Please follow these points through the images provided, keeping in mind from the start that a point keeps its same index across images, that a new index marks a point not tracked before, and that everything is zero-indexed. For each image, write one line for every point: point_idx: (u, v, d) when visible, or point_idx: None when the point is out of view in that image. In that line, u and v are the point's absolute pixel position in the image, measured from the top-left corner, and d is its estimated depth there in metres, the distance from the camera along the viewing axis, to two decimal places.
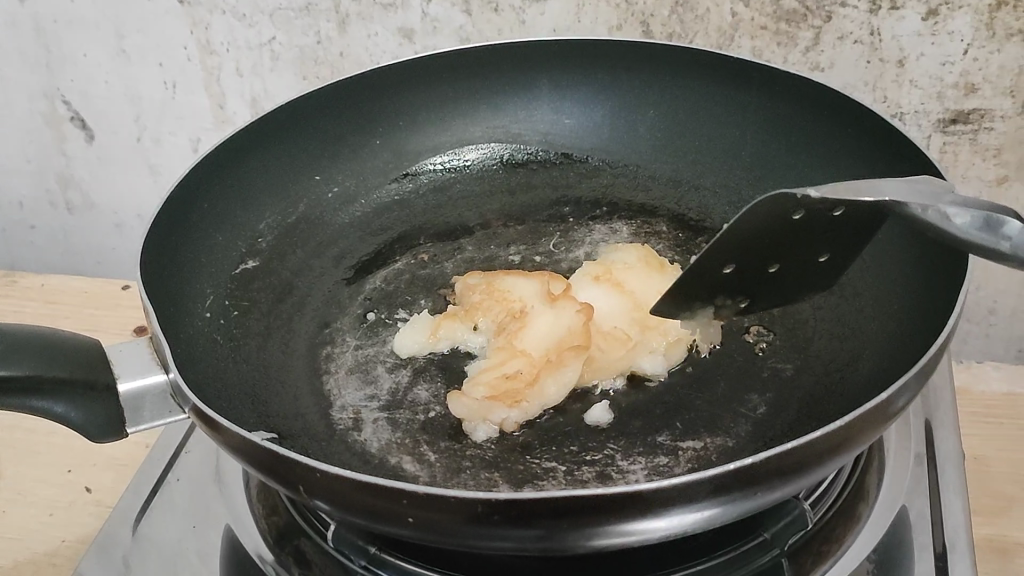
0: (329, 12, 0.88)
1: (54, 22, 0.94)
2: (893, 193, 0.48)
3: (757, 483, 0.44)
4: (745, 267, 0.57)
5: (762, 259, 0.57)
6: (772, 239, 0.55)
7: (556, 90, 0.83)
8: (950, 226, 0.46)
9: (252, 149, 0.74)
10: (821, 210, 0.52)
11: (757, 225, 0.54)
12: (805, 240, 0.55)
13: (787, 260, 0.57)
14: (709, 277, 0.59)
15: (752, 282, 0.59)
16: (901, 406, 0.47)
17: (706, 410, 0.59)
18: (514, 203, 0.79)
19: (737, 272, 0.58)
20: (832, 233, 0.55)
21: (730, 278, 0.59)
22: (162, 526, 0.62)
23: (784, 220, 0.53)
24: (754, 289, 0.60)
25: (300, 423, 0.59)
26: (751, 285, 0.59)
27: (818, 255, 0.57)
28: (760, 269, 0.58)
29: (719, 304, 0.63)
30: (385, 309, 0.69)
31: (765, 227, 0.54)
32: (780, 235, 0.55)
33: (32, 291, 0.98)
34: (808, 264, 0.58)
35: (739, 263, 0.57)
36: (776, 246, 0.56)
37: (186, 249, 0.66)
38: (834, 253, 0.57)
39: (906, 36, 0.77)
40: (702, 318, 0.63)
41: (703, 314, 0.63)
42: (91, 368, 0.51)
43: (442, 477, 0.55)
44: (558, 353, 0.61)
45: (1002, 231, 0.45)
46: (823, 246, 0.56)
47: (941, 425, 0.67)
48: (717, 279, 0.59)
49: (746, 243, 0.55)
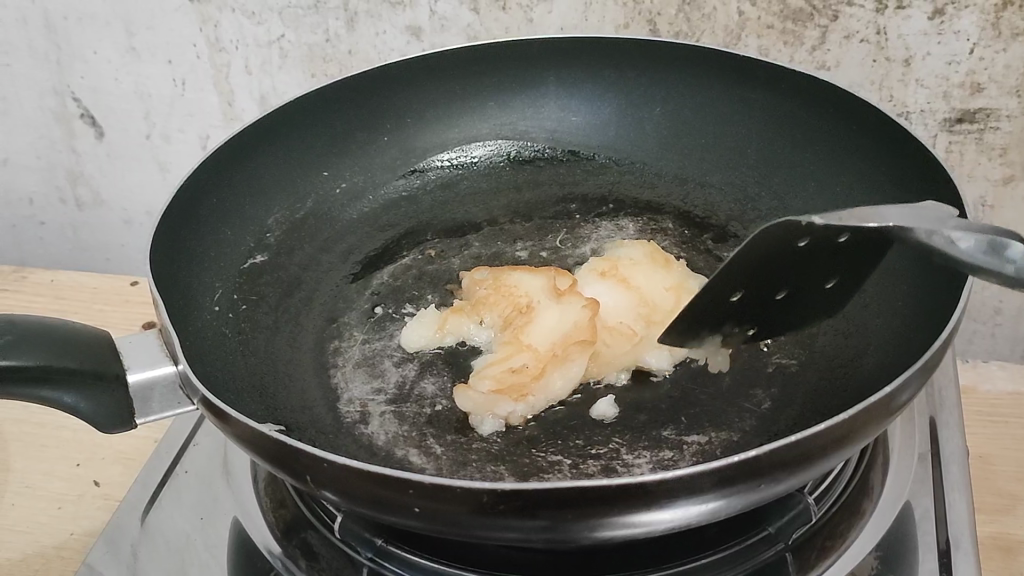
0: (338, 10, 0.89)
1: (65, 18, 0.95)
2: (897, 218, 0.47)
3: (762, 475, 0.44)
4: (753, 296, 0.55)
5: (769, 286, 0.54)
6: (780, 268, 0.53)
7: (563, 87, 0.83)
8: (954, 249, 0.45)
9: (260, 145, 0.74)
10: (828, 235, 0.51)
11: (763, 254, 0.52)
12: (813, 267, 0.53)
13: (796, 288, 0.55)
14: (716, 305, 0.57)
15: (760, 310, 0.57)
16: (904, 401, 0.48)
17: (711, 405, 0.59)
18: (520, 200, 0.79)
19: (743, 300, 0.56)
20: (840, 260, 0.53)
21: (739, 308, 0.57)
22: (171, 518, 0.63)
23: (789, 249, 0.52)
24: (763, 317, 0.58)
25: (307, 416, 0.60)
26: (762, 313, 0.57)
27: (827, 281, 0.55)
28: (767, 297, 0.55)
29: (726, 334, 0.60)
30: (392, 305, 0.69)
31: (770, 257, 0.52)
32: (788, 263, 0.53)
33: (41, 287, 0.99)
34: (818, 291, 0.56)
35: (746, 291, 0.55)
36: (784, 274, 0.53)
37: (195, 243, 0.66)
38: (845, 279, 0.55)
39: (912, 35, 0.78)
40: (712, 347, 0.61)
41: (710, 343, 0.61)
42: (102, 360, 0.52)
43: (449, 469, 0.56)
44: (564, 347, 0.62)
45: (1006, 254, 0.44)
46: (832, 273, 0.54)
47: (945, 423, 0.67)
48: (725, 306, 0.57)
49: (754, 273, 0.53)
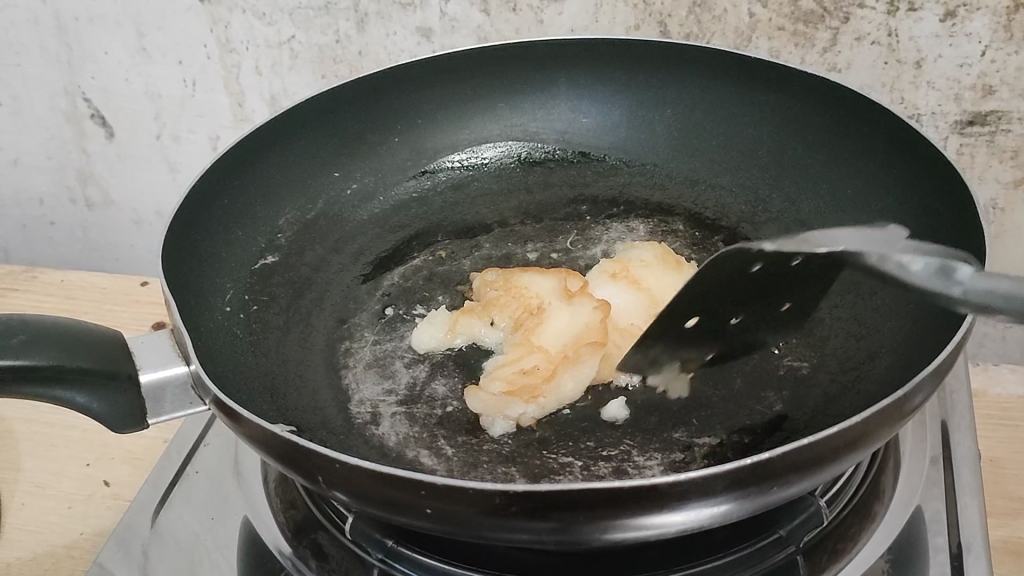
0: (349, 11, 0.89)
1: (76, 19, 0.95)
2: (849, 242, 0.54)
3: (774, 478, 0.44)
4: (713, 326, 0.57)
5: (727, 311, 0.56)
6: (738, 292, 0.55)
7: (574, 89, 0.83)
8: (904, 272, 0.51)
9: (271, 146, 0.74)
10: (777, 257, 0.54)
11: (720, 283, 0.55)
12: (769, 291, 0.56)
13: (754, 312, 0.58)
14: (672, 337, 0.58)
15: (716, 338, 0.59)
16: (915, 405, 0.48)
17: (722, 407, 0.59)
18: (531, 201, 0.79)
19: (703, 331, 0.58)
20: (792, 284, 0.57)
21: (696, 340, 0.58)
22: (182, 517, 0.63)
23: (743, 275, 0.55)
24: (715, 342, 0.59)
25: (318, 417, 0.60)
26: (718, 343, 0.59)
27: (782, 303, 0.59)
28: (722, 321, 0.57)
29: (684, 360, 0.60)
30: (403, 305, 0.69)
31: (730, 285, 0.55)
32: (745, 289, 0.55)
33: (51, 286, 0.99)
34: (771, 314, 0.59)
35: (705, 322, 0.57)
36: (745, 296, 0.56)
37: (206, 244, 0.66)
38: (792, 300, 0.59)
39: (923, 37, 0.77)
40: (669, 371, 0.60)
41: (669, 368, 0.60)
42: (113, 360, 0.52)
43: (460, 470, 0.56)
44: (575, 348, 0.62)
45: (949, 274, 0.49)
46: (786, 294, 0.58)
47: (957, 427, 0.67)
48: (683, 341, 0.58)
49: (713, 304, 0.56)
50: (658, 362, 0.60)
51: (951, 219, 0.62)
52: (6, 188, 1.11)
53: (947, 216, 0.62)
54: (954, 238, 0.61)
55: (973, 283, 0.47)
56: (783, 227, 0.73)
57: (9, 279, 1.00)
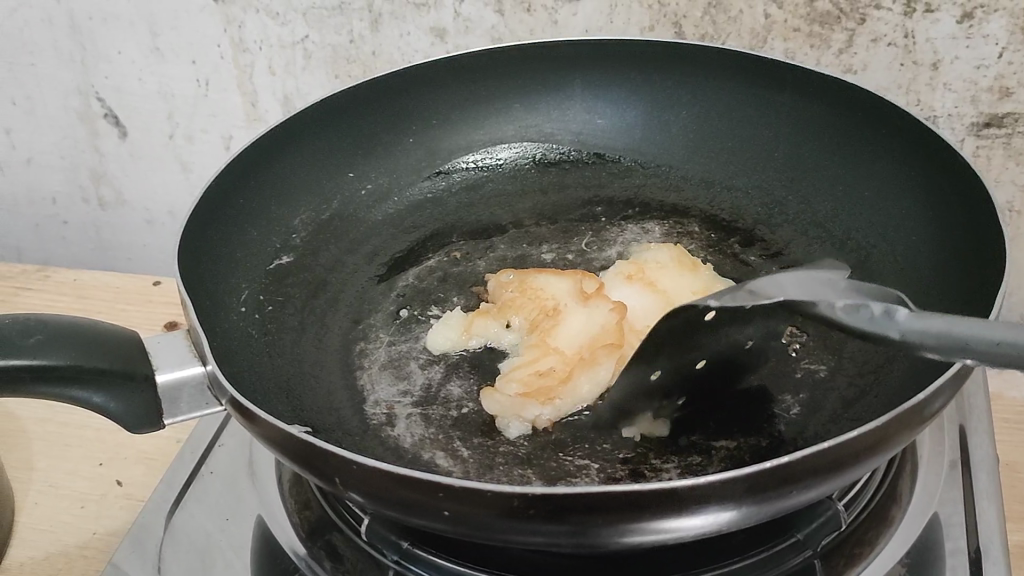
0: (363, 11, 0.89)
1: (89, 19, 0.95)
2: (793, 290, 0.50)
3: (793, 482, 0.44)
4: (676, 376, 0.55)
5: (686, 360, 0.54)
6: (692, 340, 0.52)
7: (589, 90, 0.83)
8: (846, 318, 0.49)
9: (287, 145, 0.74)
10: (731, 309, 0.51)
11: (672, 332, 0.52)
12: (727, 335, 0.53)
13: (717, 357, 0.55)
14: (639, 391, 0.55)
15: (680, 385, 0.56)
16: (936, 409, 0.47)
17: (740, 409, 0.59)
18: (546, 202, 0.79)
19: (667, 379, 0.55)
20: (748, 323, 0.54)
21: (665, 388, 0.55)
22: (196, 518, 0.63)
23: (695, 327, 0.51)
24: (686, 388, 0.56)
25: (334, 418, 0.60)
26: (688, 387, 0.56)
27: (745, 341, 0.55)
28: (686, 368, 0.54)
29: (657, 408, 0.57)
30: (418, 306, 0.69)
31: (687, 333, 0.52)
32: (704, 338, 0.52)
33: (64, 286, 0.99)
34: (738, 350, 0.56)
35: (668, 373, 0.54)
36: (702, 345, 0.53)
37: (222, 245, 0.66)
38: (758, 334, 0.56)
39: (940, 38, 0.77)
40: (642, 419, 0.57)
41: (641, 419, 0.57)
42: (131, 360, 0.52)
43: (476, 472, 0.56)
44: (591, 350, 0.62)
45: (891, 316, 0.47)
46: (748, 333, 0.55)
47: (975, 432, 0.66)
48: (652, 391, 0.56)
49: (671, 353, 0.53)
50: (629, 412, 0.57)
51: (971, 220, 0.61)
52: (19, 187, 1.11)
53: (966, 218, 0.62)
54: (973, 239, 0.60)
55: (913, 326, 0.46)
56: (799, 228, 0.72)
57: (22, 278, 1.00)
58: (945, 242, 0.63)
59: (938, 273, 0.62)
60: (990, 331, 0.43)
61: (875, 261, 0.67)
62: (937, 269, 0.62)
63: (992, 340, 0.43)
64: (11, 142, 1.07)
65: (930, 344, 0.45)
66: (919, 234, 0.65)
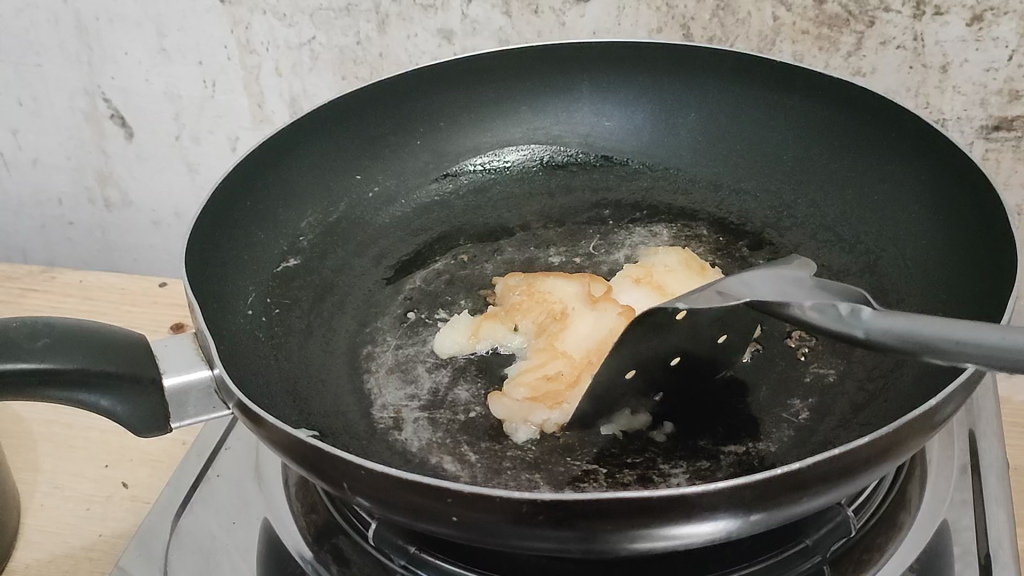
0: (370, 13, 0.89)
1: (96, 20, 0.95)
2: (762, 290, 0.51)
3: (803, 489, 0.44)
4: (650, 370, 0.56)
5: (661, 358, 0.55)
6: (669, 339, 0.54)
7: (597, 92, 0.83)
8: (813, 318, 0.49)
9: (294, 147, 0.74)
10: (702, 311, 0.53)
11: (644, 335, 0.53)
12: (699, 331, 0.55)
13: (689, 352, 0.56)
14: (613, 391, 0.57)
15: (655, 381, 0.57)
16: (946, 415, 0.47)
17: (748, 414, 0.58)
18: (554, 205, 0.79)
19: (641, 374, 0.56)
20: (718, 323, 0.56)
21: (640, 381, 0.57)
22: (202, 521, 0.62)
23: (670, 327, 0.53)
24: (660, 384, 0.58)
25: (341, 421, 0.60)
26: (662, 380, 0.58)
27: (717, 337, 0.57)
28: (661, 365, 0.56)
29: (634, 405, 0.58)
30: (425, 309, 0.69)
31: (657, 334, 0.53)
32: (676, 335, 0.54)
33: (70, 287, 0.99)
34: (711, 346, 0.57)
35: (641, 368, 0.56)
36: (679, 343, 0.55)
37: (229, 247, 0.66)
38: (731, 330, 0.58)
39: (949, 41, 0.77)
40: (621, 417, 0.58)
41: (620, 415, 0.58)
42: (138, 363, 0.52)
43: (484, 477, 0.55)
44: (599, 353, 0.61)
45: (856, 316, 0.48)
46: (719, 329, 0.56)
47: (985, 437, 0.66)
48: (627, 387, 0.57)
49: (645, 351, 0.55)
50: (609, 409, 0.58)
51: (981, 225, 0.61)
52: (25, 187, 1.11)
53: (977, 221, 0.62)
54: (984, 244, 0.60)
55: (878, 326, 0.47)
56: (808, 231, 0.72)
57: (28, 279, 1.00)
58: (955, 247, 0.63)
59: (948, 278, 0.62)
60: (948, 330, 0.44)
61: (885, 265, 0.67)
62: (946, 275, 0.62)
63: (949, 339, 0.44)
64: (17, 143, 1.07)
65: (894, 344, 0.46)
66: (929, 237, 0.65)
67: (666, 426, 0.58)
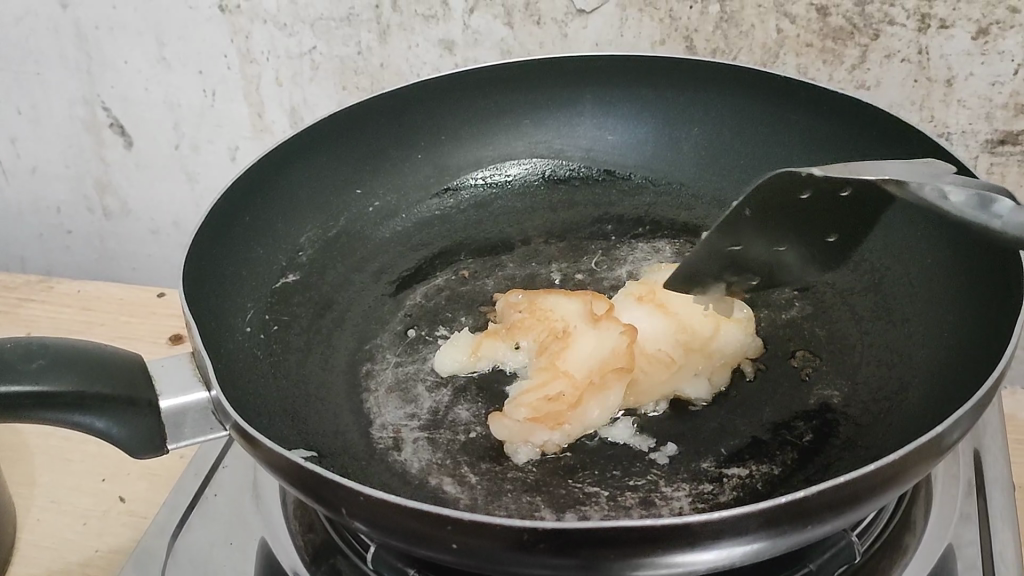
0: (371, 23, 0.88)
1: (96, 28, 0.95)
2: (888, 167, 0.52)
3: (808, 516, 0.43)
4: (752, 246, 0.60)
5: (774, 236, 0.59)
6: (787, 218, 0.57)
7: (601, 106, 0.82)
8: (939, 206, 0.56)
9: (292, 161, 0.73)
10: (828, 189, 0.56)
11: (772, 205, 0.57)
12: (814, 220, 0.58)
13: (797, 239, 0.59)
14: (719, 261, 0.61)
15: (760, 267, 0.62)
16: (954, 440, 0.46)
17: (751, 435, 0.58)
18: (556, 220, 0.78)
19: (742, 252, 0.60)
20: (839, 215, 0.58)
21: (736, 260, 0.61)
22: (199, 541, 0.62)
23: (792, 199, 0.56)
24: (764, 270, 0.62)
25: (340, 441, 0.59)
26: (761, 265, 0.61)
27: (827, 235, 0.60)
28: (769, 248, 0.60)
29: (729, 281, 0.62)
30: (426, 327, 0.68)
31: (778, 208, 0.57)
32: (789, 216, 0.57)
33: (68, 297, 0.98)
34: (817, 248, 0.60)
35: (746, 242, 0.59)
36: (796, 223, 0.58)
37: (227, 264, 0.65)
38: (841, 231, 0.60)
39: (954, 55, 0.76)
40: (713, 292, 0.64)
41: (714, 290, 0.63)
42: (135, 386, 0.51)
43: (483, 500, 0.55)
44: (601, 374, 0.60)
45: (992, 207, 0.48)
46: (833, 225, 0.59)
47: (990, 456, 0.65)
48: (726, 258, 0.61)
49: (755, 218, 0.58)
50: (703, 279, 0.63)
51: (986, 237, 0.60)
52: (24, 196, 1.10)
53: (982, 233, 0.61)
54: (990, 257, 0.59)
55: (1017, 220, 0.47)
56: None
57: (26, 289, 1.00)
58: (962, 265, 0.62)
59: (955, 295, 0.61)
60: None
61: (889, 283, 0.66)
62: (953, 292, 0.61)
63: None
64: (16, 151, 1.07)
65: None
66: (937, 252, 0.64)
67: (667, 447, 0.58)
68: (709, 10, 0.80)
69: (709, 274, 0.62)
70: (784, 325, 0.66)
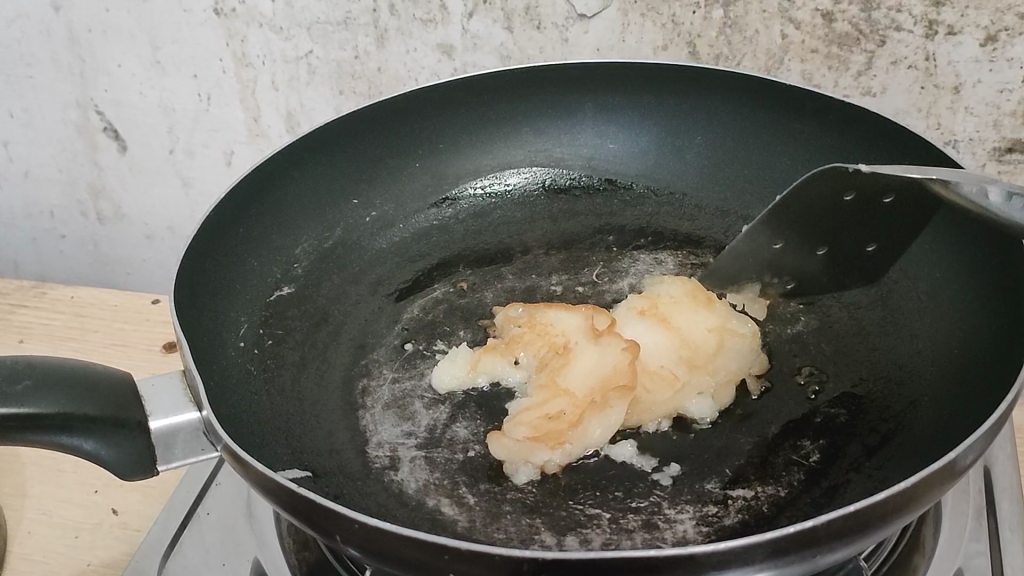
0: (368, 26, 0.86)
1: (88, 31, 0.93)
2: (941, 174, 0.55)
3: (819, 544, 0.41)
4: (795, 247, 0.65)
5: (816, 240, 0.64)
6: (833, 216, 0.63)
7: (602, 115, 0.81)
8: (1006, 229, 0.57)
9: (285, 170, 0.72)
10: (872, 195, 0.61)
11: (817, 204, 0.62)
12: (855, 224, 0.63)
13: (835, 244, 0.64)
14: (763, 256, 0.66)
15: (799, 271, 0.66)
16: (968, 463, 0.45)
17: (756, 456, 0.57)
18: (556, 230, 0.77)
19: (784, 250, 0.65)
20: (882, 224, 0.63)
21: (772, 259, 0.66)
22: (191, 560, 0.60)
23: (837, 202, 0.62)
24: (803, 274, 0.66)
25: (334, 461, 0.58)
26: (800, 268, 0.66)
27: (865, 242, 0.64)
28: (809, 251, 0.65)
29: (765, 280, 0.67)
30: (423, 340, 0.67)
31: (818, 205, 0.62)
32: (829, 215, 0.63)
33: (61, 304, 0.97)
34: (856, 255, 0.65)
35: (788, 242, 0.65)
36: (835, 227, 0.63)
37: (218, 277, 0.64)
38: (882, 244, 0.64)
39: (962, 62, 0.74)
40: (749, 293, 0.67)
41: (749, 289, 0.67)
42: (122, 406, 0.50)
43: (482, 523, 0.53)
44: (602, 392, 0.59)
45: None
46: (871, 235, 0.64)
47: (999, 469, 0.64)
48: (767, 257, 0.66)
49: (798, 215, 0.63)
50: (742, 274, 0.67)
51: (996, 252, 0.59)
52: (17, 200, 1.09)
53: (989, 248, 0.60)
54: (998, 273, 0.59)
55: None
56: None
57: (19, 296, 0.98)
58: (973, 277, 0.61)
59: (963, 312, 0.60)
60: None
61: (897, 298, 0.65)
62: (963, 306, 0.60)
63: None
64: (9, 155, 1.05)
65: None
66: (939, 265, 0.64)
67: (670, 468, 0.56)
68: (712, 16, 0.78)
69: (748, 271, 0.67)
70: (789, 341, 0.65)
